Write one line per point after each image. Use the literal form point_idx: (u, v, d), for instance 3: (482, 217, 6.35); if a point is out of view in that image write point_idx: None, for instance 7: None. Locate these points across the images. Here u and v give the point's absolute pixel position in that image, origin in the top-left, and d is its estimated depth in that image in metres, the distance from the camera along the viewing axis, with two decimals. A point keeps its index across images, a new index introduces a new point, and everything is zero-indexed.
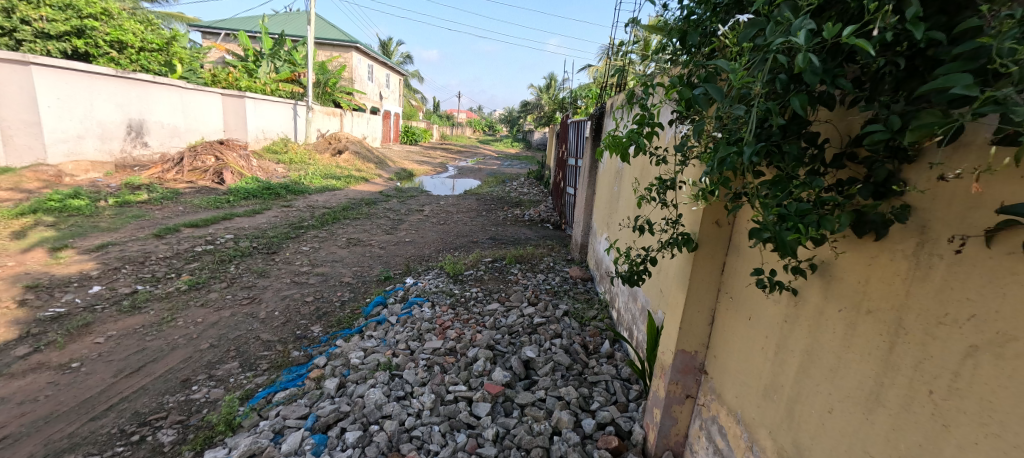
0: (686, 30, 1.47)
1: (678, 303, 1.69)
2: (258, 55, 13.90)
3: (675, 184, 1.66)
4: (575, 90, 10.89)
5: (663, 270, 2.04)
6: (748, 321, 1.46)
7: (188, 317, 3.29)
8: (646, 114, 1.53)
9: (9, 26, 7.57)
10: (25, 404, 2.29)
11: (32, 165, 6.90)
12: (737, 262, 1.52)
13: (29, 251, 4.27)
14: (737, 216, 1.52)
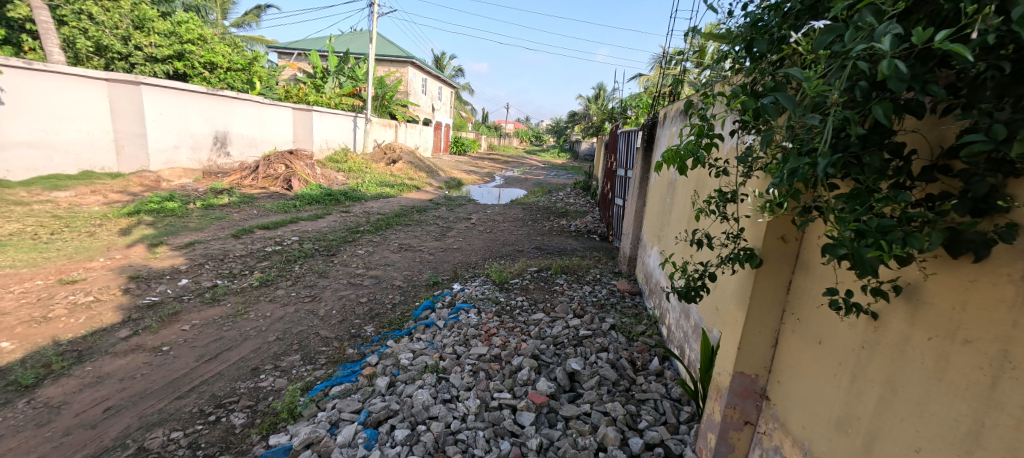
0: (752, 37, 1.40)
1: (737, 323, 1.58)
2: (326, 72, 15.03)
3: (736, 197, 1.57)
4: (625, 100, 10.73)
5: (722, 286, 1.93)
6: (817, 346, 1.34)
7: (258, 310, 3.59)
8: (706, 124, 1.47)
9: (126, 52, 8.86)
10: (125, 380, 2.60)
11: (138, 171, 7.93)
12: (806, 282, 1.40)
13: (132, 246, 4.86)
14: (808, 232, 1.41)
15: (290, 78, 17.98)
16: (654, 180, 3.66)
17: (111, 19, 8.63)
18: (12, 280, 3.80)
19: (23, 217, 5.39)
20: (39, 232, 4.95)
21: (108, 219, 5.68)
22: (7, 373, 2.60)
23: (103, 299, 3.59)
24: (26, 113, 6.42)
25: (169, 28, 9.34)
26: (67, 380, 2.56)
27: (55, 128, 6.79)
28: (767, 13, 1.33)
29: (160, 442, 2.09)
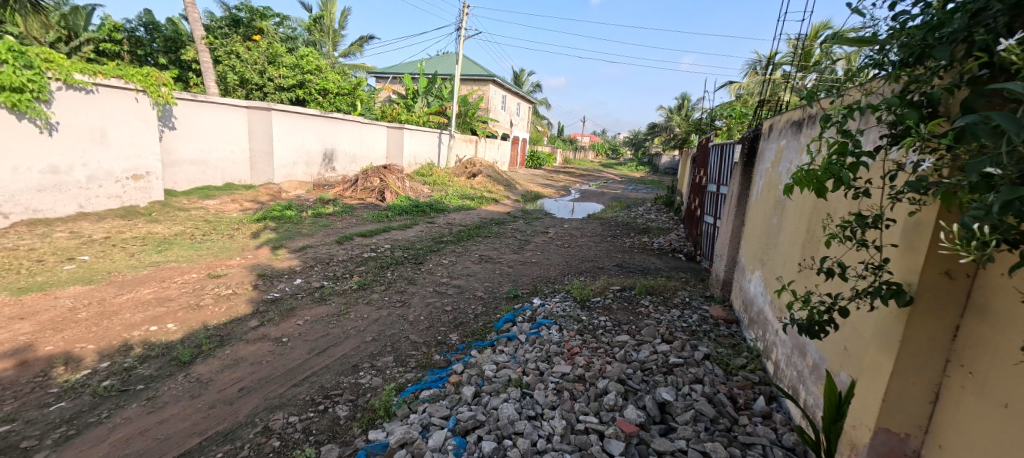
0: (919, 44, 1.23)
1: (879, 369, 1.41)
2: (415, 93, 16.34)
3: (882, 222, 1.37)
4: (713, 110, 10.05)
5: (852, 323, 1.70)
6: (1000, 409, 1.15)
7: (358, 311, 3.94)
8: (851, 141, 1.31)
9: (261, 83, 10.52)
10: (254, 365, 3.01)
11: (264, 183, 9.30)
12: (984, 329, 1.20)
13: (259, 248, 5.68)
14: (984, 270, 1.22)
15: (386, 100, 19.73)
16: (757, 198, 3.34)
17: (252, 57, 10.44)
18: (175, 273, 4.64)
19: (184, 220, 6.59)
20: (195, 234, 6.01)
21: (242, 224, 6.71)
22: (171, 349, 3.17)
23: (238, 293, 4.22)
24: (191, 136, 7.93)
25: (294, 61, 10.80)
26: (212, 361, 3.05)
27: (208, 148, 8.30)
28: (942, 15, 1.16)
29: (281, 424, 2.37)
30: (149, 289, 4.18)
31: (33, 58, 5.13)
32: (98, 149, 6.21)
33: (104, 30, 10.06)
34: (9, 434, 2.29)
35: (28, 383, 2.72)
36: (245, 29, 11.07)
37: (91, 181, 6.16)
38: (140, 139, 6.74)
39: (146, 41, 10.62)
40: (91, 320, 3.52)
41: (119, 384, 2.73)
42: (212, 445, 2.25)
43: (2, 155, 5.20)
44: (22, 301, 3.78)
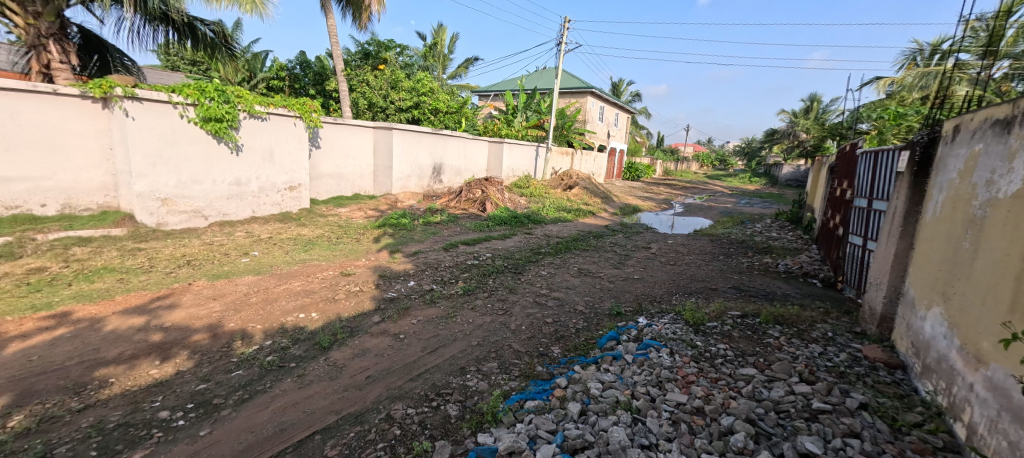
0: None
1: None
2: (515, 109, 16.94)
3: None
4: (856, 112, 8.54)
5: None
6: None
7: (464, 316, 4.14)
8: None
9: (385, 106, 11.92)
10: (378, 356, 3.35)
11: (384, 194, 10.43)
12: None
13: (379, 252, 6.35)
14: None
15: (490, 115, 20.78)
16: (935, 216, 2.71)
17: (378, 83, 11.88)
18: (316, 270, 5.44)
19: (323, 225, 7.71)
20: (331, 237, 6.97)
21: (366, 230, 7.59)
22: (314, 335, 3.70)
23: (364, 290, 4.77)
24: (331, 153, 9.27)
25: (412, 85, 11.98)
26: (345, 348, 3.47)
27: (342, 164, 9.61)
28: None
29: (401, 414, 2.59)
30: (298, 282, 4.95)
31: (230, 95, 6.73)
32: (267, 165, 7.61)
33: (273, 70, 12.56)
34: (205, 391, 2.89)
35: (217, 352, 3.40)
36: (373, 60, 12.92)
37: (261, 191, 7.58)
38: (296, 157, 8.10)
39: (301, 77, 12.87)
40: (258, 304, 4.29)
41: (279, 360, 3.26)
42: (346, 424, 2.56)
43: (206, 171, 6.71)
44: (213, 285, 4.77)
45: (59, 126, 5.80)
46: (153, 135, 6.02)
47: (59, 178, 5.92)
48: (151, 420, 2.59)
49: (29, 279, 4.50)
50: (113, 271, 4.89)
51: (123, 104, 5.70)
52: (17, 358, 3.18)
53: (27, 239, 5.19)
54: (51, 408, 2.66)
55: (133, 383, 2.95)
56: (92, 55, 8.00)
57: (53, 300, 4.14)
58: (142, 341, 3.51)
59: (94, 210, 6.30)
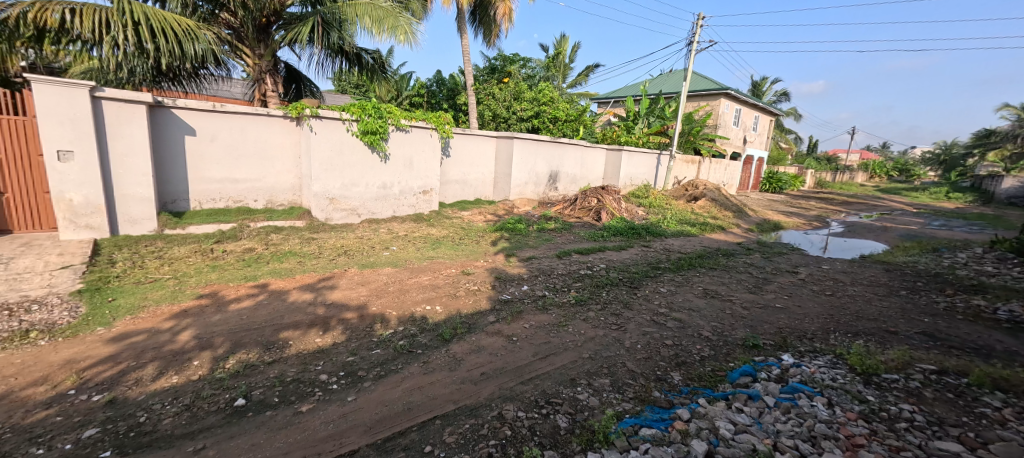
0: None
1: None
2: (637, 115, 16.23)
3: None
4: None
5: None
6: None
7: (575, 326, 4.05)
8: None
9: (508, 116, 12.47)
10: (492, 355, 3.48)
11: (501, 200, 10.89)
12: None
13: (496, 255, 6.62)
14: None
15: (610, 122, 20.27)
16: None
17: (503, 95, 12.49)
18: (441, 267, 5.92)
19: (449, 226, 8.37)
20: (455, 238, 7.52)
21: (485, 233, 8.02)
22: (439, 326, 4.01)
23: (481, 290, 5.03)
24: (458, 161, 10.04)
25: (534, 95, 12.35)
26: (463, 343, 3.68)
27: (467, 171, 10.32)
28: None
29: (512, 416, 2.64)
30: (426, 277, 5.44)
31: (383, 111, 7.74)
32: (407, 172, 8.56)
33: (415, 89, 14.17)
34: (352, 363, 3.34)
35: (362, 330, 3.92)
36: (499, 74, 13.69)
37: (401, 194, 8.56)
38: (430, 166, 8.95)
39: (437, 93, 14.29)
40: (394, 293, 4.82)
41: (408, 346, 3.61)
42: (461, 415, 2.70)
43: (361, 177, 7.85)
44: (361, 273, 5.52)
45: (267, 141, 7.42)
46: (326, 145, 7.30)
47: (265, 180, 7.55)
48: (313, 380, 3.10)
49: (243, 256, 5.81)
50: (294, 254, 6.01)
51: (310, 122, 7.10)
52: (233, 315, 4.13)
53: (245, 225, 6.78)
54: (251, 357, 3.38)
55: (304, 348, 3.58)
56: (291, 84, 10.01)
57: (256, 273, 5.27)
58: (310, 313, 4.23)
59: (286, 205, 7.87)
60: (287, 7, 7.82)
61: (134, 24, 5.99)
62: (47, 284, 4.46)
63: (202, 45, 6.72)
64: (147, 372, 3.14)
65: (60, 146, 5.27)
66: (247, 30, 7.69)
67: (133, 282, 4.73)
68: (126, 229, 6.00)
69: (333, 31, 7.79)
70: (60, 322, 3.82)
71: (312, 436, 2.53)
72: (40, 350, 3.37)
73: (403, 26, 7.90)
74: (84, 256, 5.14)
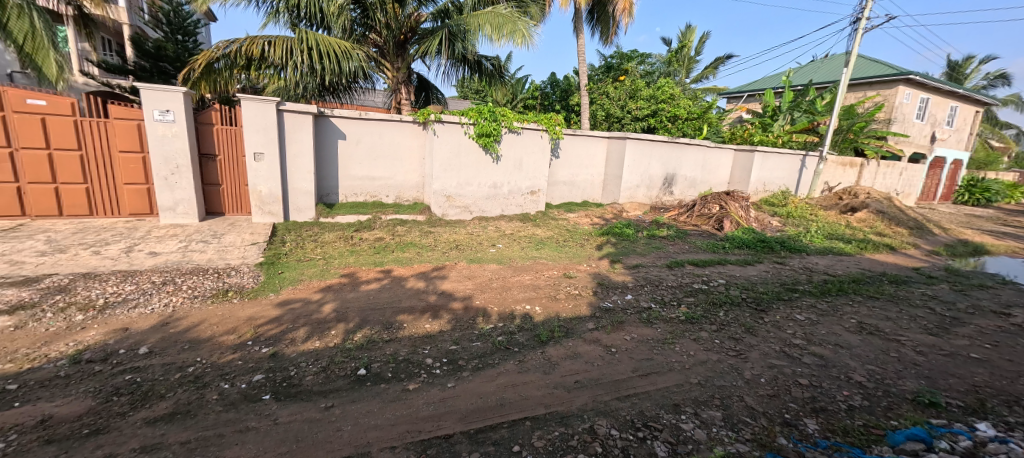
0: None
1: None
2: (777, 110, 14.19)
3: None
4: None
5: None
6: None
7: (684, 346, 3.61)
8: None
9: (621, 116, 11.89)
10: (588, 364, 3.27)
11: (609, 203, 10.48)
12: None
13: (600, 260, 6.34)
14: None
15: (740, 119, 18.10)
16: None
17: (617, 94, 11.98)
18: (544, 268, 5.85)
19: (554, 227, 8.30)
20: (559, 240, 7.43)
21: (590, 236, 7.76)
22: (537, 327, 3.93)
23: (582, 295, 4.82)
24: (567, 162, 9.92)
25: (651, 93, 11.66)
26: (560, 347, 3.54)
27: (576, 172, 10.14)
28: None
29: (604, 433, 2.44)
30: (527, 276, 5.41)
31: (497, 115, 7.98)
32: (517, 173, 8.70)
33: (529, 92, 14.43)
34: (454, 352, 3.44)
35: (466, 321, 4.03)
36: (615, 72, 13.14)
37: (510, 194, 8.74)
38: (537, 168, 8.94)
39: (550, 94, 14.35)
40: (496, 289, 4.88)
41: (504, 343, 3.59)
42: (550, 421, 2.57)
43: (476, 177, 8.22)
44: (468, 267, 5.73)
45: (397, 143, 8.18)
46: (445, 147, 7.82)
47: (395, 178, 8.36)
48: (420, 362, 3.27)
49: (374, 243, 6.49)
50: (413, 245, 6.51)
51: (434, 126, 7.71)
52: (359, 295, 4.61)
53: (379, 217, 7.60)
54: (373, 334, 3.71)
55: (415, 331, 3.80)
56: (421, 93, 10.96)
57: (383, 260, 5.83)
58: (422, 300, 4.50)
59: (411, 201, 8.62)
60: (421, 23, 8.56)
61: (308, 50, 7.20)
62: (241, 257, 5.55)
63: (354, 63, 7.62)
64: (298, 334, 3.67)
65: (256, 149, 6.65)
66: (388, 46, 8.55)
67: (294, 259, 5.61)
68: (295, 216, 7.21)
69: (458, 41, 8.29)
70: (247, 286, 4.71)
71: (415, 414, 2.65)
72: (233, 306, 4.21)
73: (521, 30, 8.04)
74: (266, 237, 6.34)
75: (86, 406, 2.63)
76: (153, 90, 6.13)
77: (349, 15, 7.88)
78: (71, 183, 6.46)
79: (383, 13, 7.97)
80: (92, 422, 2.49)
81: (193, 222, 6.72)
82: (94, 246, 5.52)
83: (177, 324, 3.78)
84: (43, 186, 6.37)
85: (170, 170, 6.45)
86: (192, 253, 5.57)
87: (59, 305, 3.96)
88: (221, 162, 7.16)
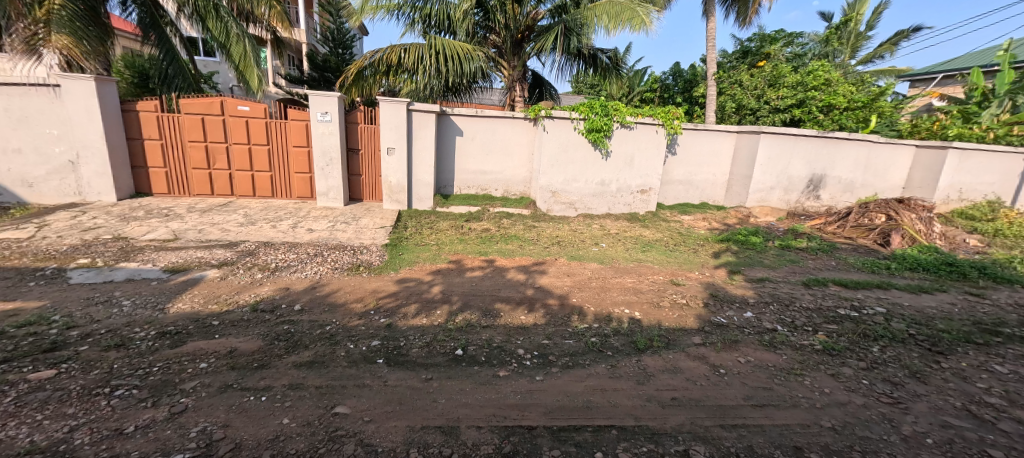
0: None
1: None
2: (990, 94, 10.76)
3: None
4: None
5: None
6: None
7: (816, 380, 3.09)
8: None
9: (756, 107, 10.40)
10: (689, 381, 3.00)
11: (736, 206, 9.52)
12: None
13: (717, 269, 5.76)
14: None
15: (926, 107, 14.58)
16: None
17: (753, 82, 10.53)
18: (649, 272, 5.52)
19: (664, 230, 7.79)
20: (669, 243, 6.96)
21: (707, 242, 7.14)
22: (634, 333, 3.73)
23: (691, 305, 4.43)
24: (688, 160, 9.28)
25: (798, 79, 9.86)
26: (659, 358, 3.31)
27: (696, 171, 9.42)
28: None
29: None
30: (630, 279, 5.17)
31: (609, 109, 7.72)
32: (627, 170, 8.31)
33: (648, 83, 13.42)
34: (546, 346, 3.43)
35: (561, 318, 4.00)
36: (753, 57, 11.76)
37: (619, 192, 8.41)
38: (651, 165, 8.37)
39: (672, 86, 13.42)
40: (595, 289, 4.75)
41: (598, 344, 3.48)
42: (639, 435, 2.42)
43: (584, 174, 8.11)
44: (569, 264, 5.68)
45: (508, 139, 8.43)
46: (554, 142, 7.87)
47: (504, 172, 8.64)
48: (513, 352, 3.33)
49: (481, 234, 6.82)
50: (516, 238, 6.68)
51: (544, 121, 7.81)
52: (465, 280, 4.88)
53: (487, 210, 7.98)
54: (472, 318, 3.89)
55: (511, 321, 3.90)
56: (535, 90, 11.17)
57: (487, 250, 6.08)
58: (520, 292, 4.60)
59: (518, 195, 8.84)
60: (538, 21, 8.65)
61: (437, 55, 7.81)
62: (372, 238, 6.29)
63: (476, 64, 8.03)
64: (410, 310, 4.02)
65: (389, 145, 7.47)
66: (506, 45, 8.82)
67: (412, 243, 6.17)
68: (417, 205, 7.95)
69: (574, 36, 8.18)
70: (373, 263, 5.32)
71: (502, 400, 2.71)
72: (364, 279, 4.79)
73: (639, 15, 7.59)
74: (393, 222, 7.07)
75: (257, 345, 3.23)
76: (318, 95, 7.26)
77: (472, 19, 8.38)
78: (262, 171, 8.00)
79: (503, 13, 8.25)
80: (260, 358, 3.05)
81: (339, 206, 7.80)
82: (273, 221, 6.75)
83: (323, 288, 4.45)
84: (245, 173, 7.98)
85: (326, 162, 7.58)
86: (337, 231, 6.48)
87: (247, 264, 4.95)
88: (364, 155, 8.15)
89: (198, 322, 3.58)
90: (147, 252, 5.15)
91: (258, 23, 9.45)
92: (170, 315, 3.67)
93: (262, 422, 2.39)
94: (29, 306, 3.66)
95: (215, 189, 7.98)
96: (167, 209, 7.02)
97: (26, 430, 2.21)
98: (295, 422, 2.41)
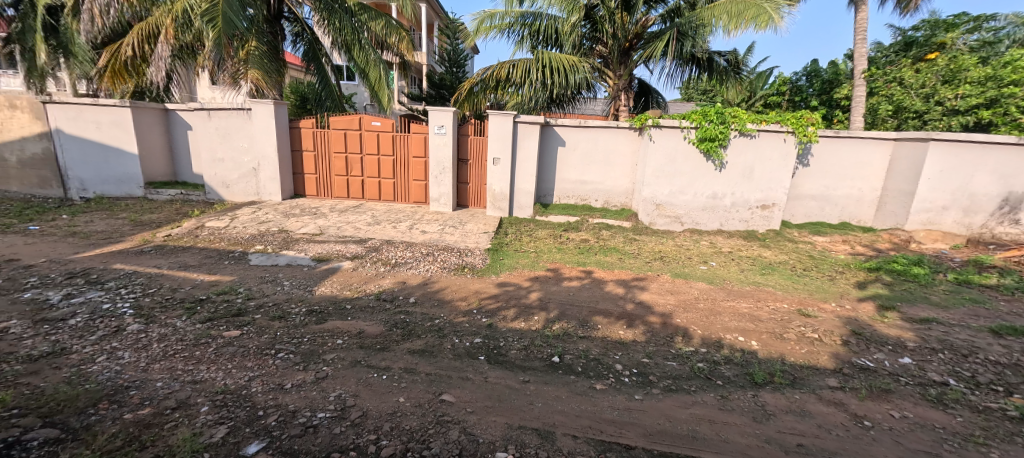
0: None
1: None
2: None
3: None
4: None
5: None
6: None
7: (1011, 454, 2.45)
8: None
9: (924, 109, 8.58)
10: (820, 428, 2.62)
11: (892, 227, 8.00)
12: None
13: (862, 302, 4.91)
14: None
15: None
16: None
17: (920, 79, 8.71)
18: (770, 298, 4.93)
19: (790, 251, 6.90)
20: (797, 267, 6.14)
21: (848, 269, 6.14)
22: (750, 364, 3.38)
23: (824, 341, 3.84)
24: (826, 172, 8.18)
25: (988, 72, 7.85)
26: (780, 396, 2.96)
27: (836, 184, 8.25)
28: None
29: None
30: (746, 304, 4.69)
31: (726, 116, 7.11)
32: (745, 182, 7.53)
33: (776, 86, 11.96)
34: (646, 365, 3.30)
35: (663, 338, 3.80)
36: (920, 49, 9.75)
37: (734, 207, 7.66)
38: (777, 177, 7.46)
39: (805, 88, 11.83)
40: (703, 311, 4.41)
41: (707, 371, 3.24)
42: None
43: (693, 186, 7.59)
44: (673, 281, 5.36)
45: (613, 150, 8.29)
46: (659, 153, 7.54)
47: (605, 183, 8.50)
48: (611, 366, 3.27)
49: (580, 244, 6.78)
50: (616, 251, 6.52)
51: (650, 131, 7.54)
52: (565, 289, 4.92)
53: (586, 220, 7.92)
54: (569, 328, 3.90)
55: (609, 335, 3.82)
56: (641, 98, 10.80)
57: (586, 261, 6.04)
58: (620, 306, 4.48)
59: (619, 207, 8.60)
60: (648, 27, 8.33)
61: (542, 67, 8.07)
62: (476, 242, 6.69)
63: (580, 75, 8.09)
64: (508, 313, 4.19)
65: (494, 155, 7.89)
66: (613, 55, 8.63)
67: (512, 249, 6.42)
68: (517, 212, 8.21)
69: (688, 40, 7.69)
70: (477, 265, 5.65)
71: (599, 414, 2.68)
72: (469, 280, 5.12)
73: (766, 11, 6.87)
74: (494, 228, 7.43)
75: (380, 330, 3.67)
76: (437, 110, 8.00)
77: (579, 31, 8.48)
78: (387, 179, 9.04)
79: (612, 23, 8.08)
80: (381, 341, 3.46)
81: (448, 212, 8.44)
82: (394, 222, 7.57)
83: (433, 285, 4.88)
84: (373, 180, 9.09)
85: (440, 171, 8.30)
86: (447, 235, 7.01)
87: (373, 259, 5.63)
88: (472, 165, 8.70)
89: (335, 304, 4.19)
90: (301, 243, 6.18)
91: (391, 50, 10.74)
92: (316, 297, 4.37)
93: (383, 397, 2.71)
94: (224, 279, 4.66)
95: (351, 193, 9.24)
96: (315, 209, 8.33)
97: (222, 375, 2.82)
98: (409, 402, 2.69)
